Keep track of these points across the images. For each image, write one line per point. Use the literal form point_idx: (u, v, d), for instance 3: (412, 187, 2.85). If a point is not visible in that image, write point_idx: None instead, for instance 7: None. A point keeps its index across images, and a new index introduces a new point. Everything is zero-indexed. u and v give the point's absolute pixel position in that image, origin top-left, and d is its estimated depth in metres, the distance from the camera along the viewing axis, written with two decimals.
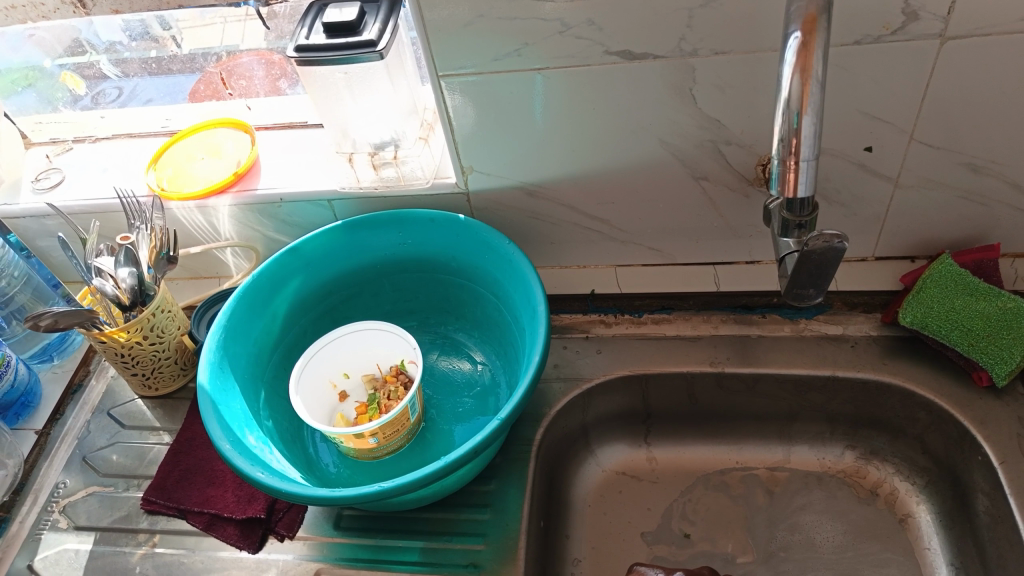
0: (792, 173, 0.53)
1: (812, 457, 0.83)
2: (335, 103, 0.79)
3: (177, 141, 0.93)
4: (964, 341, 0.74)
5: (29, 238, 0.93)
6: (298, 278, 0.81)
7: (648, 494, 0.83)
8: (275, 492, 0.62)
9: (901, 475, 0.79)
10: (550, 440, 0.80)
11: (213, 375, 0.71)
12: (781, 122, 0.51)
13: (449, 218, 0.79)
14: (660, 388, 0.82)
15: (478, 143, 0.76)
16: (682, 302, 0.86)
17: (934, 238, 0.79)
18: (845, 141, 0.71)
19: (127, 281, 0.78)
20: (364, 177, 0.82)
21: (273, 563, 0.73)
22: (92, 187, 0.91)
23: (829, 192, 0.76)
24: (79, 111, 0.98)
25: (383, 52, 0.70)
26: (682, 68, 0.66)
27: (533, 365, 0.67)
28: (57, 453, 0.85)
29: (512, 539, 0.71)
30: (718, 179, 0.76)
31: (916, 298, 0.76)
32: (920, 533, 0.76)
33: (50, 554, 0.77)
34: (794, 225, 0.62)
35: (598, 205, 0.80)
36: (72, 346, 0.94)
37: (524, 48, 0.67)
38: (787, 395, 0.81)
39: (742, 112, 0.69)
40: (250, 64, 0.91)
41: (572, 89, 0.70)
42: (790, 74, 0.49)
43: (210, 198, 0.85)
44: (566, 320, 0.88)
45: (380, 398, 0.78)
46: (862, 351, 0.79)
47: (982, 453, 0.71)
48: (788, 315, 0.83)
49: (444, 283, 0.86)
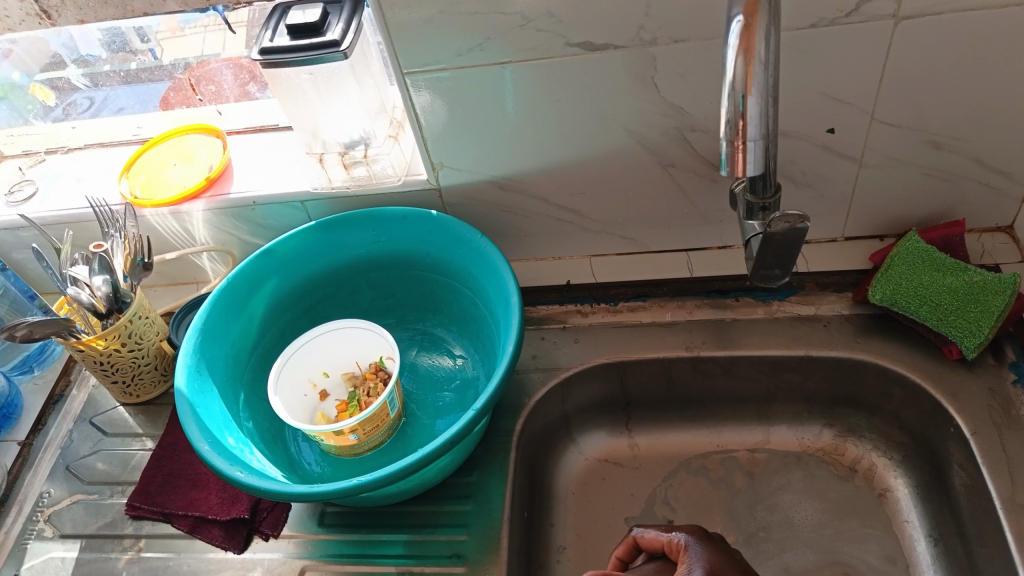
0: (740, 153, 0.54)
1: (791, 437, 0.84)
2: (303, 105, 0.80)
3: (148, 148, 0.93)
4: (934, 316, 0.75)
5: (5, 250, 0.94)
6: (274, 279, 0.82)
7: (631, 480, 0.84)
8: (255, 490, 0.63)
9: (878, 451, 0.80)
10: (531, 430, 0.81)
11: (191, 378, 0.72)
12: (727, 104, 0.52)
13: (422, 215, 0.80)
14: (638, 375, 0.83)
15: (447, 139, 0.77)
16: (657, 289, 0.87)
17: (901, 216, 0.80)
18: (808, 123, 0.72)
19: (102, 289, 0.78)
20: (336, 177, 0.82)
21: (259, 562, 0.74)
22: (65, 197, 0.91)
23: (794, 174, 0.77)
24: (51, 123, 0.99)
25: (347, 51, 0.70)
26: (643, 57, 0.67)
27: (508, 356, 0.68)
28: (41, 463, 0.85)
29: (496, 529, 0.72)
30: (686, 166, 0.76)
31: (884, 276, 0.77)
32: (898, 507, 0.77)
33: (37, 563, 0.77)
34: (759, 208, 0.63)
35: (569, 196, 0.81)
36: (52, 356, 0.94)
37: (486, 42, 0.68)
38: (763, 376, 0.82)
39: (705, 99, 0.70)
40: (220, 68, 0.92)
41: (537, 82, 0.71)
42: (734, 56, 0.50)
43: (183, 203, 0.85)
44: (543, 311, 0.89)
45: (361, 395, 0.79)
46: (835, 330, 0.80)
47: (954, 425, 0.72)
48: (761, 297, 0.84)
49: (421, 279, 0.86)
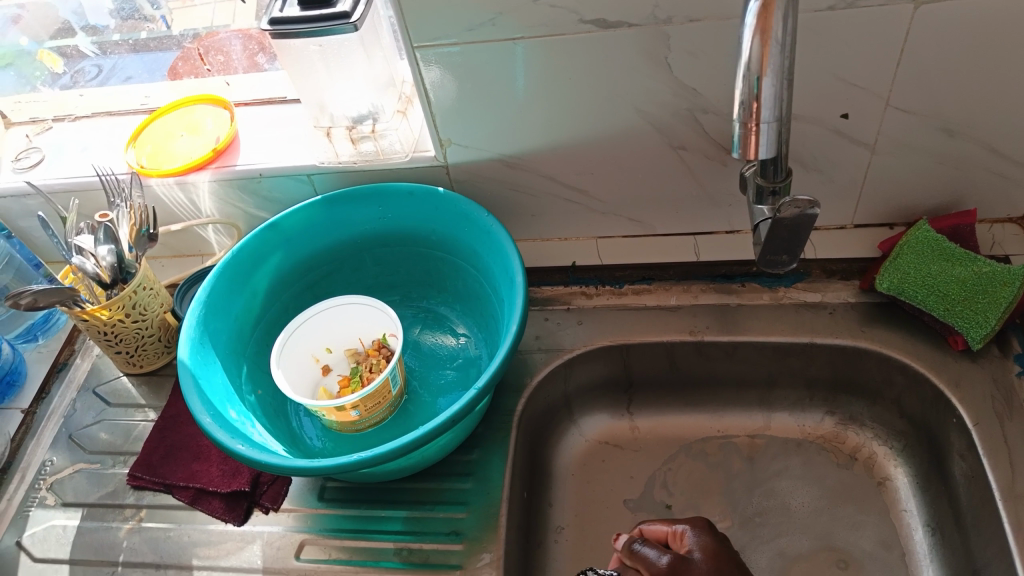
0: (753, 135, 0.53)
1: (792, 424, 0.84)
2: (311, 78, 0.79)
3: (155, 119, 0.93)
4: (940, 306, 0.74)
5: (11, 218, 0.93)
6: (279, 253, 0.81)
7: (631, 462, 0.84)
8: (256, 463, 0.63)
9: (879, 439, 0.80)
10: (532, 410, 0.81)
11: (194, 350, 0.72)
12: (741, 86, 0.52)
13: (428, 192, 0.79)
14: (641, 357, 0.83)
15: (455, 115, 0.76)
16: (662, 272, 0.86)
17: (912, 204, 0.79)
18: (821, 107, 0.71)
19: (107, 259, 0.78)
20: (343, 152, 0.82)
21: (258, 535, 0.74)
22: (72, 165, 0.90)
23: (805, 160, 0.76)
24: (59, 90, 0.97)
25: (358, 23, 0.69)
26: (656, 36, 0.66)
27: (511, 335, 0.67)
28: (44, 431, 0.86)
29: (494, 507, 0.72)
30: (696, 148, 0.76)
31: (893, 264, 0.76)
32: (897, 495, 0.77)
33: (38, 531, 0.77)
34: (768, 192, 0.63)
35: (577, 176, 0.81)
36: (56, 325, 0.94)
37: (498, 17, 0.67)
38: (767, 362, 0.81)
39: (717, 80, 0.69)
40: (229, 39, 0.91)
41: (548, 59, 0.70)
42: (750, 36, 0.49)
43: (189, 173, 0.85)
44: (548, 292, 0.89)
45: (363, 371, 0.79)
46: (840, 317, 0.80)
47: (956, 416, 0.72)
48: (767, 283, 0.84)
49: (426, 257, 0.86)
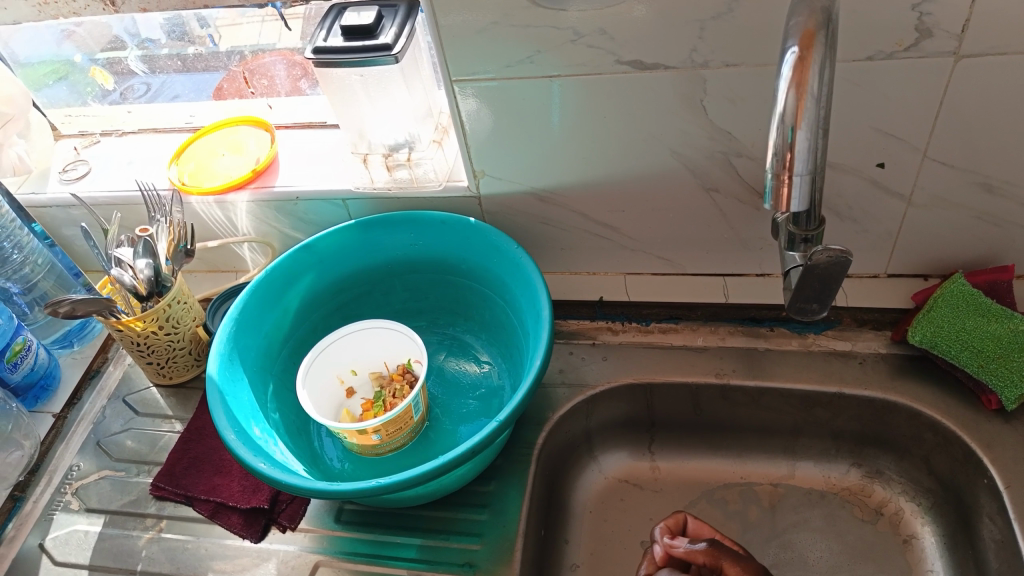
0: (786, 187, 0.53)
1: (817, 474, 0.82)
2: (352, 106, 0.81)
3: (199, 137, 0.95)
4: (974, 362, 0.73)
5: (54, 226, 0.96)
6: (311, 275, 0.83)
7: (649, 503, 0.83)
8: (276, 484, 0.64)
9: (906, 495, 0.78)
10: (552, 444, 0.80)
11: (223, 366, 0.73)
12: (775, 136, 0.51)
13: (460, 221, 0.80)
14: (664, 397, 0.83)
15: (490, 147, 0.77)
16: (690, 312, 0.86)
17: (948, 257, 0.78)
18: (857, 157, 0.70)
19: (145, 272, 0.80)
20: (378, 178, 0.84)
21: (274, 553, 0.75)
22: (116, 179, 0.93)
23: (839, 208, 0.75)
24: (108, 105, 1.01)
25: (398, 56, 0.71)
26: (694, 79, 0.67)
27: (534, 369, 0.67)
28: (73, 436, 0.88)
29: (509, 540, 0.72)
30: (729, 190, 0.76)
31: (925, 318, 0.75)
32: (923, 554, 0.75)
33: (61, 534, 0.79)
34: (801, 240, 0.62)
35: (607, 213, 0.81)
36: (91, 333, 0.96)
37: (537, 55, 0.68)
38: (792, 409, 0.80)
39: (753, 125, 0.69)
40: (273, 63, 0.94)
41: (585, 97, 0.70)
42: (786, 89, 0.49)
43: (228, 193, 0.87)
44: (573, 326, 0.89)
45: (386, 396, 0.79)
46: (870, 368, 0.79)
47: (988, 476, 0.70)
48: (796, 329, 0.83)
49: (454, 284, 0.87)
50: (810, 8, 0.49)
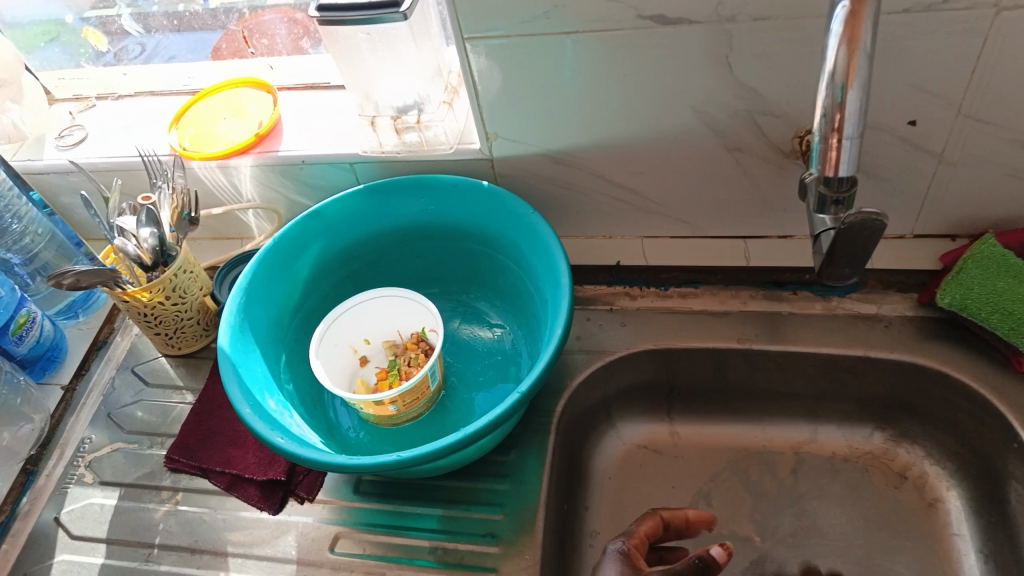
0: (834, 151, 0.53)
1: (840, 439, 0.81)
2: (358, 65, 0.78)
3: (199, 100, 0.92)
4: (1006, 325, 0.71)
5: (53, 195, 0.94)
6: (321, 242, 0.81)
7: (670, 468, 0.82)
8: (295, 457, 0.62)
9: (931, 459, 0.77)
10: (572, 412, 0.79)
11: (234, 338, 0.71)
12: (825, 95, 0.51)
13: (473, 184, 0.77)
14: (684, 362, 0.81)
15: (501, 108, 0.74)
16: (711, 276, 0.84)
17: (977, 217, 0.75)
18: (889, 114, 0.68)
19: (149, 242, 0.78)
20: (387, 142, 0.81)
21: (293, 526, 0.74)
22: (115, 144, 0.90)
23: (868, 167, 0.73)
24: (102, 67, 0.97)
25: (407, 13, 0.68)
26: (720, 34, 0.64)
27: (556, 338, 0.66)
28: (83, 408, 0.86)
29: (530, 512, 0.71)
30: (752, 150, 0.73)
31: (955, 280, 0.73)
32: (947, 518, 0.74)
33: (76, 508, 0.78)
34: (830, 202, 0.58)
35: (626, 175, 0.78)
36: (97, 303, 0.95)
37: (554, 10, 0.65)
38: (815, 374, 0.79)
39: (781, 81, 0.66)
40: (273, 21, 0.90)
41: (601, 55, 0.67)
42: (837, 46, 0.49)
43: (232, 158, 0.84)
44: (590, 292, 0.88)
45: (401, 364, 0.79)
46: (895, 331, 0.77)
47: (1017, 441, 0.69)
48: (820, 293, 0.81)
49: (468, 251, 0.85)
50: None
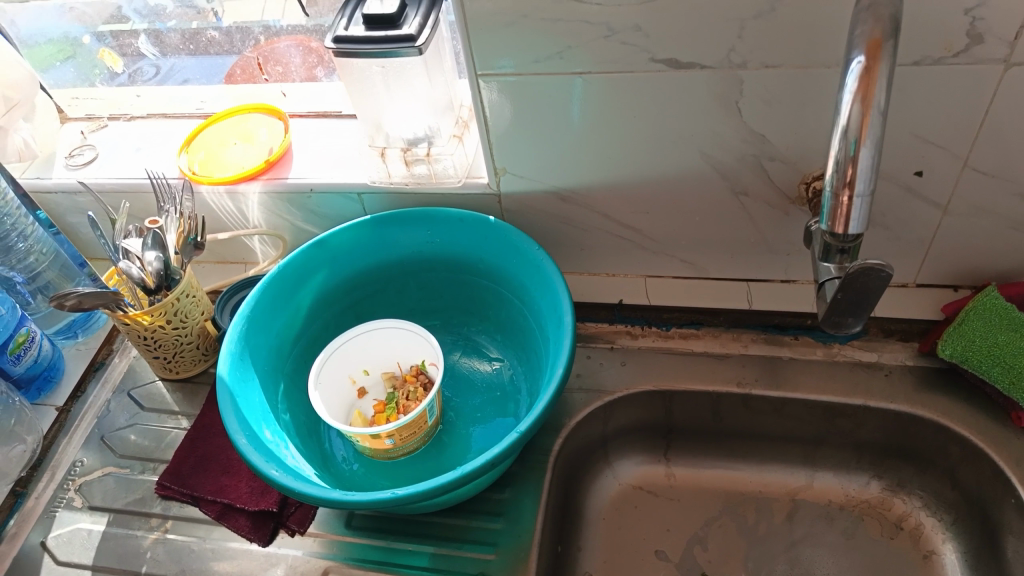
0: (844, 207, 0.53)
1: (837, 487, 0.80)
2: (369, 96, 0.78)
3: (210, 125, 0.92)
4: (1005, 379, 0.71)
5: (60, 214, 0.94)
6: (324, 271, 0.81)
7: (665, 512, 0.81)
8: (289, 491, 0.61)
9: (929, 510, 0.76)
10: (568, 450, 0.78)
11: (233, 366, 0.71)
12: (837, 149, 0.51)
13: (479, 219, 0.77)
14: (684, 404, 0.81)
15: (511, 141, 0.74)
16: (713, 317, 0.85)
17: (980, 268, 0.75)
18: (895, 163, 0.68)
19: (153, 265, 0.78)
20: (395, 172, 0.81)
21: (282, 558, 0.73)
22: (124, 166, 0.91)
23: (874, 216, 0.73)
24: (115, 88, 0.98)
25: (423, 48, 0.68)
26: (729, 79, 0.64)
27: (556, 378, 0.65)
28: (76, 431, 0.85)
29: (524, 550, 0.70)
30: (758, 195, 0.73)
31: (956, 331, 0.73)
32: (944, 571, 0.73)
33: (63, 533, 0.77)
34: (836, 250, 0.59)
35: (631, 214, 0.78)
36: (96, 324, 0.94)
37: (567, 51, 0.65)
38: (815, 421, 0.78)
39: (789, 128, 0.67)
40: (288, 49, 0.91)
41: (612, 95, 0.68)
42: (851, 101, 0.49)
43: (239, 184, 0.84)
44: (592, 329, 0.88)
45: (399, 398, 0.78)
46: (897, 380, 0.77)
47: (1017, 496, 0.68)
48: (821, 339, 0.81)
49: (470, 284, 0.84)
50: (877, 17, 0.49)
